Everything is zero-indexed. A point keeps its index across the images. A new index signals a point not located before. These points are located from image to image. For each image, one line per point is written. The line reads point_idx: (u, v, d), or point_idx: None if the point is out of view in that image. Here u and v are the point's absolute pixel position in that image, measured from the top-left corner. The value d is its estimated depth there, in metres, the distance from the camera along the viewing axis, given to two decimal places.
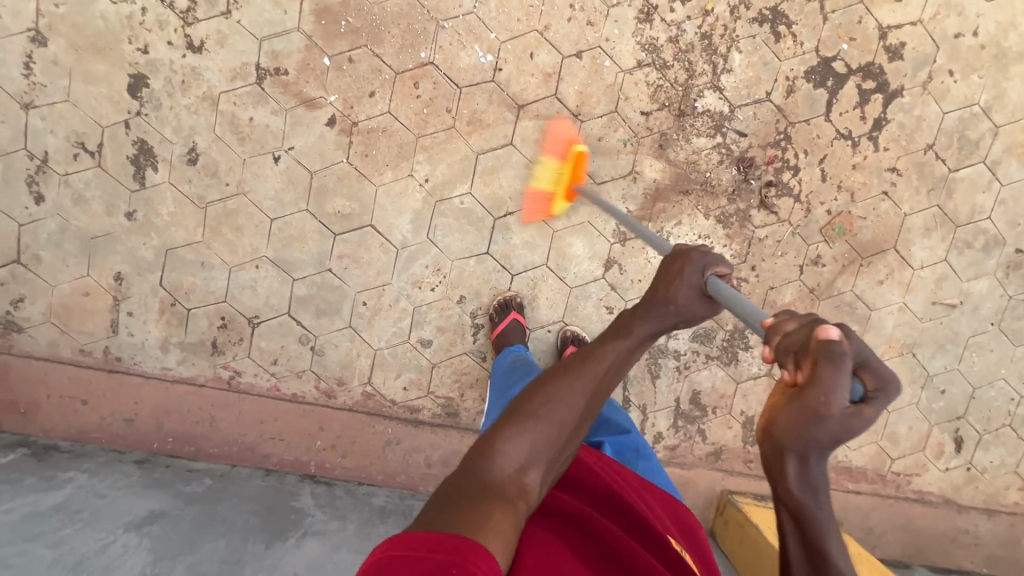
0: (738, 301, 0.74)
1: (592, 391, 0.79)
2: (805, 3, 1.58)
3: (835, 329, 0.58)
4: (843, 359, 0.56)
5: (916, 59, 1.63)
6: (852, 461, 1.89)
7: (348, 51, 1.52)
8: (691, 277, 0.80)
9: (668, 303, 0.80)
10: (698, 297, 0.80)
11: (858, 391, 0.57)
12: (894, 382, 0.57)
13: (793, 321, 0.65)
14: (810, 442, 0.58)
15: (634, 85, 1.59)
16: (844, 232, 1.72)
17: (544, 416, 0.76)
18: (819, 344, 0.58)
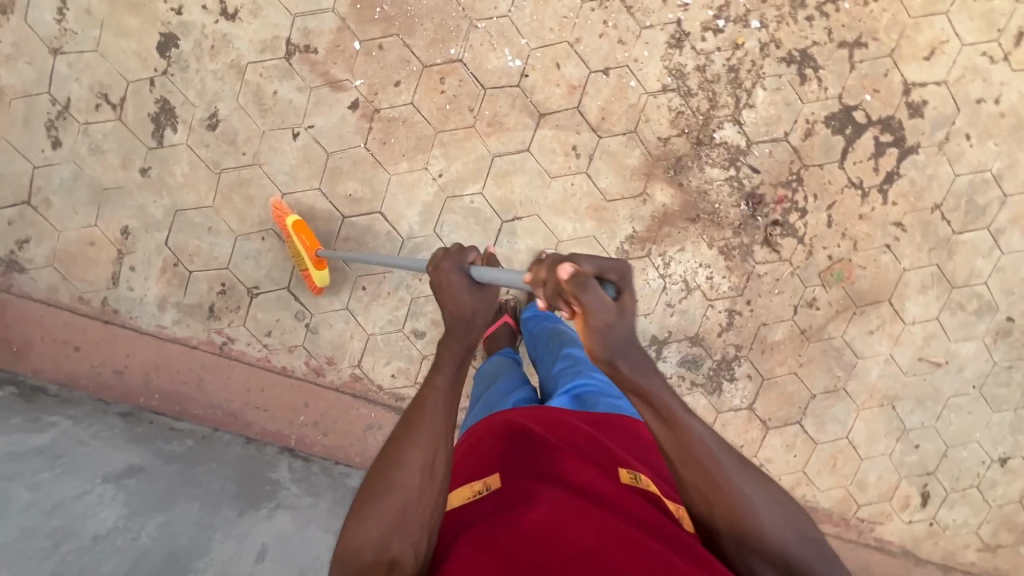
0: (497, 278, 0.93)
1: (431, 436, 0.81)
2: (835, 50, 1.59)
3: (566, 267, 0.78)
4: (588, 283, 0.77)
5: (936, 119, 1.65)
6: (819, 502, 1.92)
7: (379, 38, 1.53)
8: (459, 285, 0.96)
9: (459, 306, 0.95)
10: (471, 292, 0.96)
11: (612, 291, 0.80)
12: (621, 264, 0.81)
13: (542, 267, 0.83)
14: (618, 348, 0.80)
15: (656, 108, 1.61)
16: (842, 278, 1.75)
17: (397, 478, 0.77)
18: (564, 283, 0.78)
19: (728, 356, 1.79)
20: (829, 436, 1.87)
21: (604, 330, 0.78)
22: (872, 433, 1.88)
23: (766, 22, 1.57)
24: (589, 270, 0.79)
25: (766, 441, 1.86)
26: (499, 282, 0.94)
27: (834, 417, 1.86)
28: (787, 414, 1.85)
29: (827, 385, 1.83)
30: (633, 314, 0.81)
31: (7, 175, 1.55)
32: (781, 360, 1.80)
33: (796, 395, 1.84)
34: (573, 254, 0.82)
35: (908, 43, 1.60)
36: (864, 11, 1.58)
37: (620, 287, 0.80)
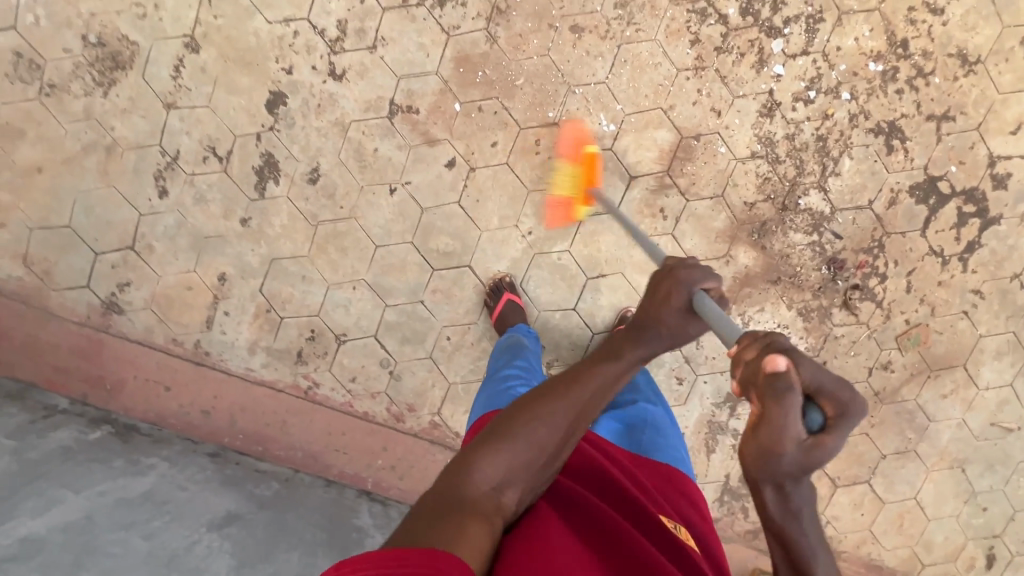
0: (716, 317, 0.83)
1: (576, 410, 0.83)
2: (923, 122, 1.63)
3: (782, 358, 0.65)
4: (793, 394, 0.63)
5: (1019, 191, 1.68)
6: (885, 561, 1.93)
7: (479, 100, 1.57)
8: (678, 298, 0.89)
9: (659, 322, 0.90)
10: (679, 315, 0.90)
11: (814, 417, 0.65)
12: (855, 403, 0.65)
13: (753, 346, 0.70)
14: (775, 469, 0.66)
15: (743, 174, 1.64)
16: (919, 342, 1.77)
17: (523, 434, 0.78)
18: (765, 377, 0.65)
19: None
20: (897, 496, 1.88)
21: (773, 449, 0.65)
22: (940, 495, 1.88)
23: (856, 94, 1.60)
24: (813, 383, 0.65)
25: (834, 498, 1.88)
26: (712, 321, 0.83)
27: (903, 477, 1.87)
28: (856, 473, 1.86)
29: (898, 446, 1.84)
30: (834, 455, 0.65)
31: (114, 221, 1.61)
32: None
33: (866, 455, 1.85)
34: (790, 350, 0.67)
35: (994, 118, 1.63)
36: (953, 86, 1.61)
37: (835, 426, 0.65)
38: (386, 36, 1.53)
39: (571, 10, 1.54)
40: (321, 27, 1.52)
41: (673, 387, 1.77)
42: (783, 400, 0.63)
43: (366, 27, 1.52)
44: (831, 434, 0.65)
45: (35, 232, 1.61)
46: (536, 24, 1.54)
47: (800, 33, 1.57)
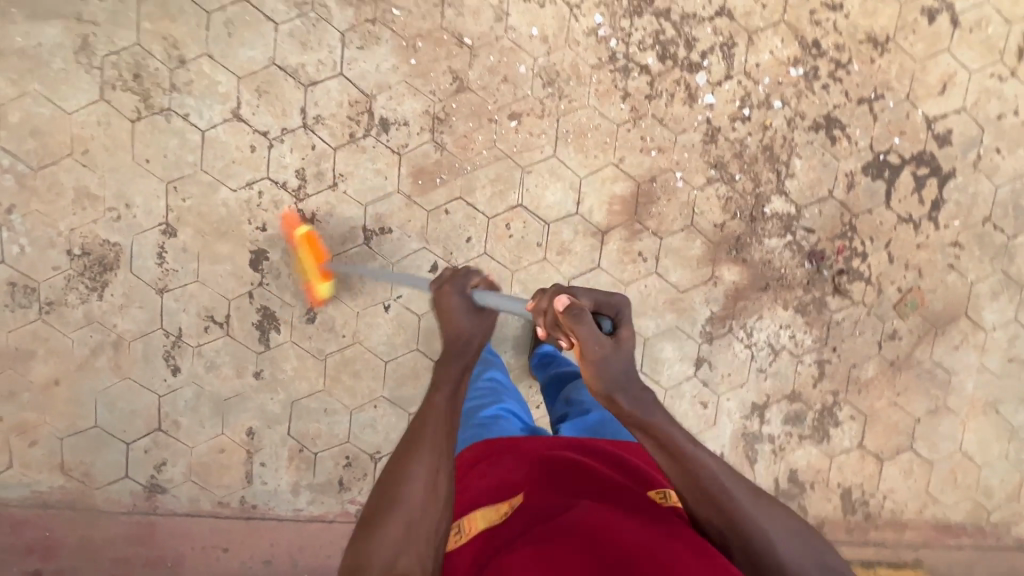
0: (501, 303, 1.05)
1: (442, 436, 0.94)
2: (855, 107, 1.71)
3: (563, 296, 0.91)
4: (581, 311, 0.88)
5: (963, 143, 1.75)
6: (951, 518, 1.96)
7: (444, 203, 1.65)
8: (460, 308, 1.06)
9: (460, 331, 1.04)
10: (471, 321, 1.05)
11: (607, 324, 0.92)
12: (617, 300, 0.95)
13: (540, 299, 0.96)
14: (614, 377, 0.87)
15: (705, 200, 1.72)
16: (917, 305, 1.82)
17: (402, 496, 0.87)
18: (560, 310, 0.90)
19: (827, 405, 1.86)
20: (943, 453, 1.91)
21: (603, 352, 0.87)
22: (983, 440, 1.92)
23: (786, 100, 1.69)
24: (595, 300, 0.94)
25: (885, 472, 1.91)
26: (499, 305, 1.05)
27: (943, 434, 1.90)
28: (898, 443, 1.90)
29: (928, 406, 1.88)
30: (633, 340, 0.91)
31: (138, 409, 1.67)
32: (879, 394, 1.87)
33: (902, 424, 1.89)
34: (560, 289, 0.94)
35: (919, 85, 1.71)
36: (873, 68, 1.70)
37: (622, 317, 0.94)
38: (343, 172, 1.62)
39: (505, 101, 1.63)
40: (282, 180, 1.61)
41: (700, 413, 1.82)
42: (575, 317, 0.88)
43: (323, 169, 1.61)
44: (624, 326, 0.92)
45: (65, 440, 1.67)
46: (477, 122, 1.63)
47: (719, 61, 1.66)
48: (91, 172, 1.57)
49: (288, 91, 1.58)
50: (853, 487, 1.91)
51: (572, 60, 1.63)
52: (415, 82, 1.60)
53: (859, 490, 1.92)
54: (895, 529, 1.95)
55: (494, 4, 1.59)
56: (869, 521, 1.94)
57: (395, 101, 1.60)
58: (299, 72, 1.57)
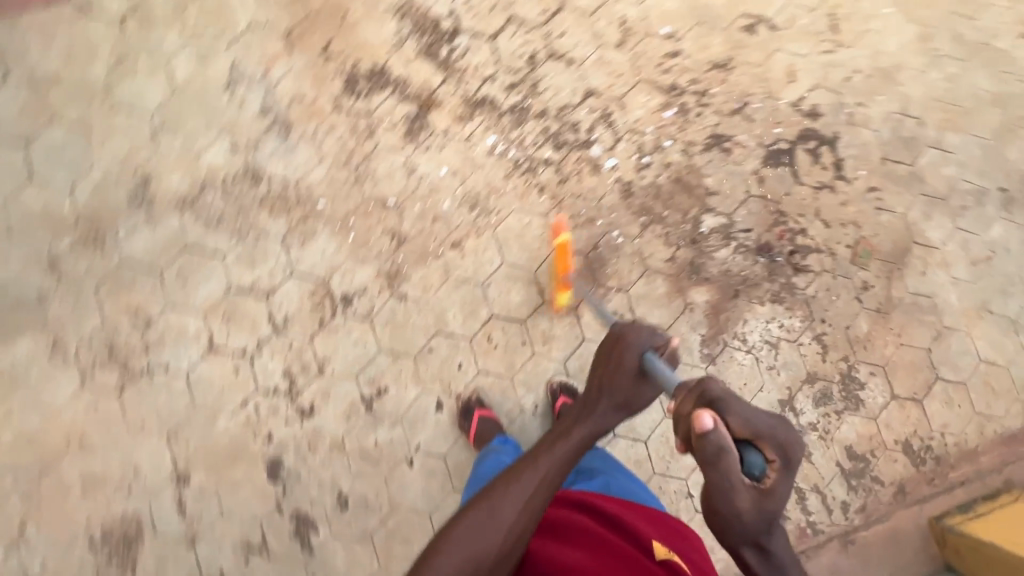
0: (666, 373, 0.99)
1: (539, 489, 0.92)
2: (732, 119, 1.94)
3: (709, 415, 0.76)
4: (722, 445, 0.74)
5: (831, 110, 1.99)
6: (1011, 426, 1.97)
7: (426, 343, 1.74)
8: (630, 363, 1.03)
9: (616, 387, 1.02)
10: (633, 379, 1.02)
11: (758, 461, 0.75)
12: (789, 445, 0.75)
13: (688, 400, 0.82)
14: (731, 519, 0.76)
15: (649, 243, 1.86)
16: (871, 252, 1.96)
17: (476, 521, 0.88)
18: (699, 433, 0.76)
19: (844, 372, 1.92)
20: (969, 370, 1.97)
21: (730, 502, 0.75)
22: (994, 342, 1.99)
23: (674, 137, 1.90)
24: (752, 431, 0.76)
25: (929, 411, 1.94)
26: (661, 376, 0.99)
27: (957, 352, 1.97)
28: (924, 379, 1.95)
29: (930, 334, 1.97)
30: (782, 493, 0.76)
31: None
32: (883, 342, 1.94)
33: (917, 360, 1.95)
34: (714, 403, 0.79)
35: (772, 82, 1.97)
36: (729, 85, 1.94)
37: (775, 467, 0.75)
38: (325, 355, 1.70)
39: (443, 235, 1.78)
40: (273, 386, 1.67)
41: None
42: (713, 457, 0.75)
43: (307, 360, 1.69)
44: (772, 474, 0.75)
45: None
46: (427, 263, 1.77)
47: (605, 130, 1.88)
48: (92, 456, 1.59)
49: (251, 307, 1.68)
50: (910, 437, 1.93)
51: (485, 180, 1.81)
52: (360, 253, 1.74)
53: (916, 438, 1.93)
54: (969, 460, 1.94)
55: (401, 164, 1.78)
56: (943, 463, 1.93)
57: (348, 276, 1.73)
58: (256, 287, 1.69)
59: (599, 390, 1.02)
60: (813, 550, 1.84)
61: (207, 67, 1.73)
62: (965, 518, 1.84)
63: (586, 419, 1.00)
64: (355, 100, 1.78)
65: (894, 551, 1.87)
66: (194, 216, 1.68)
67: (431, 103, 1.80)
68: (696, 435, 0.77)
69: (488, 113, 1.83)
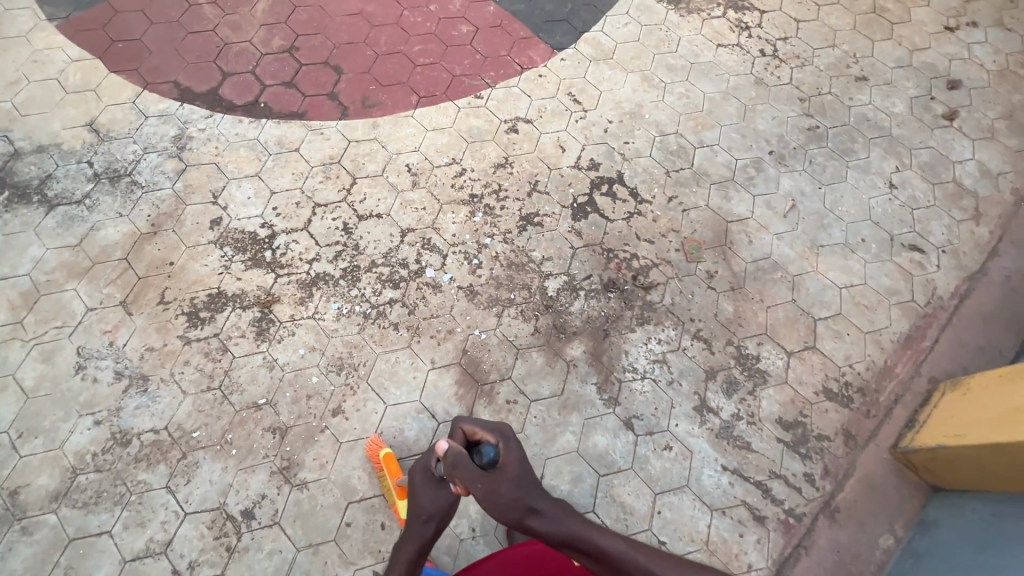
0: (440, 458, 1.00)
1: None
2: (531, 198, 2.21)
3: (441, 444, 0.94)
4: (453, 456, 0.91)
5: (606, 156, 2.33)
6: (902, 329, 2.08)
7: (342, 519, 1.69)
8: (422, 491, 0.98)
9: (421, 509, 0.96)
10: (431, 499, 0.96)
11: (487, 452, 0.95)
12: (499, 429, 0.95)
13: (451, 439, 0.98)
14: (498, 504, 0.87)
15: (510, 326, 1.98)
16: (698, 246, 2.17)
17: None
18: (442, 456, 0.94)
19: (736, 354, 2.00)
20: (836, 300, 2.11)
21: (488, 489, 0.88)
22: (841, 268, 2.17)
23: (491, 232, 2.14)
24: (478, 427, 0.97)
25: (827, 352, 2.02)
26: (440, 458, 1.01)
27: (817, 291, 2.13)
28: (805, 326, 2.06)
29: (787, 287, 2.13)
30: (513, 463, 0.91)
31: None
32: (753, 313, 2.07)
33: (790, 313, 2.08)
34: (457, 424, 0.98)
35: (549, 158, 2.30)
36: (516, 175, 2.26)
37: (501, 444, 0.94)
38: None
39: (322, 408, 1.83)
40: None
41: (673, 456, 1.84)
42: (456, 464, 0.90)
43: None
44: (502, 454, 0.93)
45: None
46: (316, 441, 1.78)
47: (431, 254, 2.09)
48: None
49: (151, 569, 1.60)
50: (826, 383, 1.98)
51: (343, 342, 1.93)
52: (248, 462, 1.74)
53: (831, 380, 1.98)
54: (889, 377, 2.00)
55: (261, 362, 1.88)
56: (868, 392, 1.97)
57: (242, 489, 1.71)
58: (151, 546, 1.62)
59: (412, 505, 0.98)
60: (806, 536, 1.75)
61: (54, 363, 1.83)
62: (913, 434, 1.85)
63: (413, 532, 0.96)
64: (201, 329, 1.91)
65: (879, 497, 1.81)
66: (71, 505, 1.66)
67: (270, 300, 1.96)
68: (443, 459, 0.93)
69: (324, 286, 2.01)
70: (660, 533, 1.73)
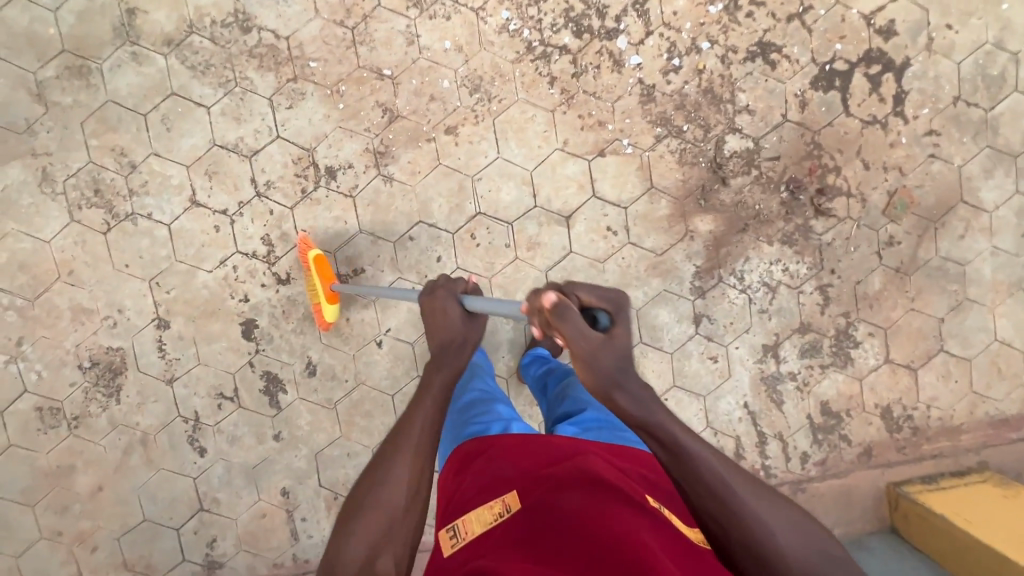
0: (490, 305, 0.91)
1: (420, 438, 0.86)
2: (787, 25, 1.67)
3: (551, 292, 0.77)
4: (567, 312, 0.75)
5: (911, 29, 1.68)
6: (1005, 411, 1.87)
7: (407, 230, 1.68)
8: (451, 310, 0.95)
9: (456, 346, 0.94)
10: (466, 323, 0.96)
11: (603, 320, 0.79)
12: (619, 296, 0.82)
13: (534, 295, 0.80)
14: (604, 377, 0.77)
15: (660, 159, 1.70)
16: (907, 206, 1.75)
17: (375, 497, 0.82)
18: (547, 312, 0.76)
19: (841, 328, 1.80)
20: (979, 347, 1.83)
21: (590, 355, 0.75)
22: (1018, 323, 1.83)
23: (714, 38, 1.66)
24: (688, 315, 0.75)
25: (921, 382, 1.83)
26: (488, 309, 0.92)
27: (973, 328, 1.82)
28: (927, 348, 1.82)
29: (949, 303, 1.80)
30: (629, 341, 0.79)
31: (177, 495, 1.74)
32: (892, 304, 1.80)
33: (925, 328, 1.81)
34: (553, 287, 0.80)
35: None
36: None
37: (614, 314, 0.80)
38: (305, 227, 1.67)
39: (438, 118, 1.65)
40: (252, 250, 1.67)
41: (712, 367, 1.79)
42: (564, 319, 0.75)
43: (286, 229, 1.66)
44: (618, 325, 0.79)
45: (123, 538, 1.75)
46: (417, 146, 1.66)
47: (636, 20, 1.64)
48: (82, 289, 1.66)
49: (234, 166, 1.64)
50: (892, 404, 1.84)
51: (492, 61, 1.64)
52: (350, 124, 1.64)
53: (899, 406, 1.84)
54: (950, 437, 1.87)
55: (403, 30, 1.62)
56: (920, 435, 1.86)
57: (334, 148, 1.64)
58: (239, 145, 1.63)
59: (437, 347, 0.95)
60: None
61: None
62: (924, 489, 1.83)
63: (439, 371, 0.92)
64: None
65: (845, 507, 1.85)
66: (181, 60, 1.59)
67: None
68: (541, 308, 0.77)
69: None
70: None
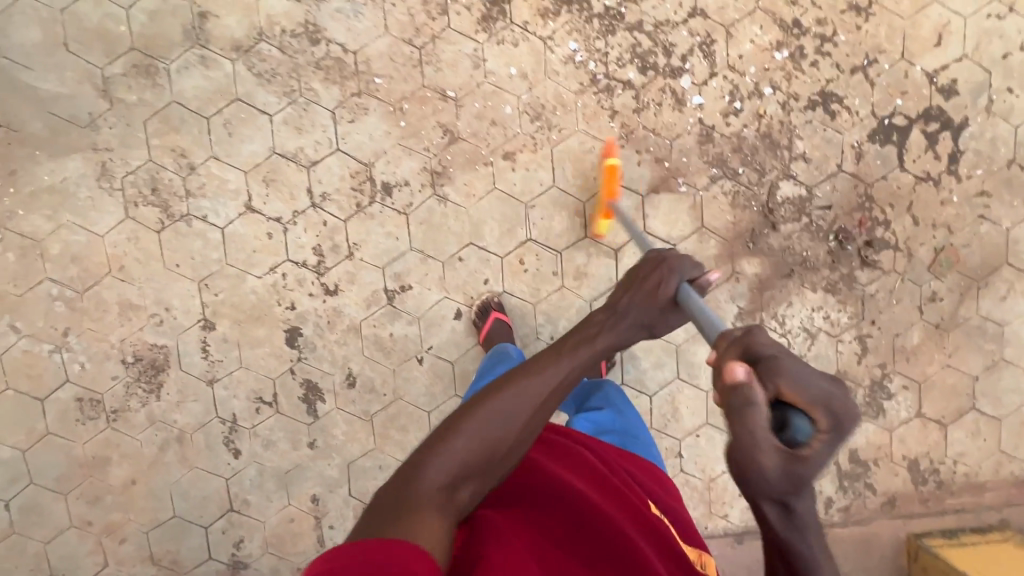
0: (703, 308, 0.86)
1: (544, 397, 0.82)
2: (850, 77, 1.68)
3: (741, 366, 0.61)
4: (749, 399, 0.60)
5: (972, 89, 1.69)
6: None
7: (457, 251, 1.69)
8: (660, 289, 0.92)
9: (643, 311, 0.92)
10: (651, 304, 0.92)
11: (803, 427, 0.60)
12: (847, 413, 0.59)
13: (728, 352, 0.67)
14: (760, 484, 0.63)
15: (713, 199, 1.71)
16: (952, 263, 1.77)
17: (485, 418, 0.78)
18: (725, 387, 0.62)
19: (876, 379, 1.81)
20: (1010, 408, 1.84)
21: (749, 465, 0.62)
22: None
23: (777, 84, 1.67)
24: (796, 396, 0.59)
25: (950, 438, 1.85)
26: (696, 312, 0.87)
27: (1006, 388, 1.83)
28: (959, 405, 1.83)
29: (985, 362, 1.82)
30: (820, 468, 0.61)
31: (208, 494, 1.76)
32: (929, 359, 1.81)
33: (959, 385, 1.83)
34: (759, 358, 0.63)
35: (912, 41, 1.67)
36: (860, 34, 1.66)
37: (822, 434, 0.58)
38: (356, 241, 1.68)
39: (497, 143, 1.66)
40: (303, 259, 1.68)
41: None
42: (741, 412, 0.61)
43: (338, 242, 1.68)
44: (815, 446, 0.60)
45: (151, 532, 1.77)
46: (474, 169, 1.66)
47: (701, 60, 1.65)
48: (132, 285, 1.67)
49: (292, 175, 1.65)
50: (920, 457, 1.86)
51: (555, 91, 1.65)
52: (410, 142, 1.65)
53: (926, 459, 1.86)
54: (973, 493, 1.89)
55: (470, 53, 1.62)
56: (944, 489, 1.88)
57: (392, 164, 1.65)
58: (299, 155, 1.64)
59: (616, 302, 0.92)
60: None
61: None
62: (945, 543, 1.85)
63: (608, 329, 0.90)
64: None
65: (863, 555, 1.88)
66: (248, 66, 1.60)
67: None
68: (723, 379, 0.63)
69: (575, 13, 1.62)
70: (684, 449, 1.82)
